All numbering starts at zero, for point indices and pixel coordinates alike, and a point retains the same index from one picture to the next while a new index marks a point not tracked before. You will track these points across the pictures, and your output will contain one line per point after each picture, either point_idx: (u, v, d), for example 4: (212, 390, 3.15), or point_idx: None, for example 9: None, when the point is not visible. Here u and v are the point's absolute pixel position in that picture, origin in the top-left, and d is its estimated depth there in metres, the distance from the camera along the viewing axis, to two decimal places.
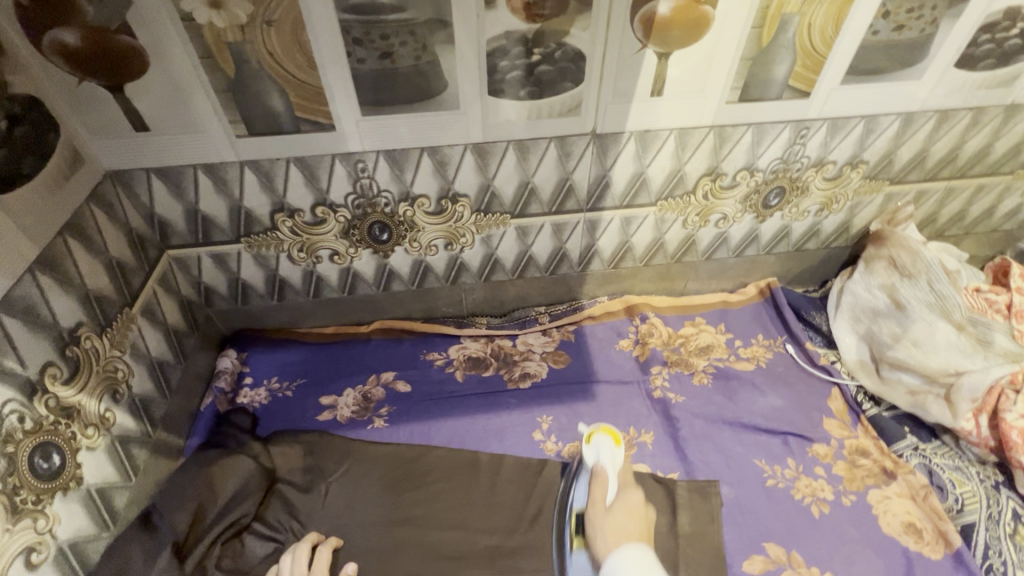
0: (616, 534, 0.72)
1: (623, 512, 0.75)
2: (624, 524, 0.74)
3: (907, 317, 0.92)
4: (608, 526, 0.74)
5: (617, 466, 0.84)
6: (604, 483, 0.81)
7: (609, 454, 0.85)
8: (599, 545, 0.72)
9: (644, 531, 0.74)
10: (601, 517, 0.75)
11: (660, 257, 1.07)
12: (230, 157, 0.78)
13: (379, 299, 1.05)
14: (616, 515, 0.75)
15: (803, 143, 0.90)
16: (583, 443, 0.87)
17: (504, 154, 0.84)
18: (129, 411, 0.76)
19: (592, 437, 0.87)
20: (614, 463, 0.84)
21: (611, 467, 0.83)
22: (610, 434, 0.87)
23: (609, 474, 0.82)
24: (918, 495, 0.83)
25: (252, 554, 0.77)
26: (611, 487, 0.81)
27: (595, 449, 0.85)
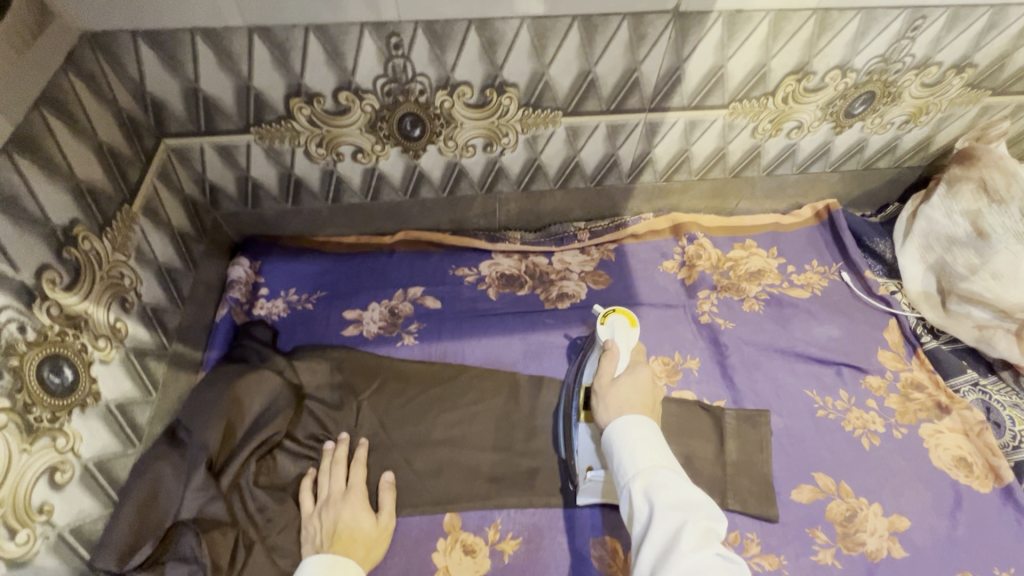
0: (619, 406, 0.65)
1: (629, 386, 0.67)
2: (629, 398, 0.66)
3: (989, 248, 0.84)
4: (612, 397, 0.67)
5: (630, 346, 0.75)
6: (615, 357, 0.72)
7: (624, 334, 0.75)
8: (601, 414, 0.67)
9: (652, 407, 0.66)
10: (605, 390, 0.69)
11: (718, 170, 0.96)
12: (235, 21, 0.63)
13: (405, 207, 0.94)
14: (621, 386, 0.68)
15: (913, 37, 0.77)
16: (598, 320, 0.78)
17: (566, 34, 0.69)
18: (142, 321, 0.68)
19: (608, 316, 0.78)
20: (629, 344, 0.75)
21: (623, 346, 0.74)
22: (627, 317, 0.77)
23: (621, 351, 0.73)
24: (972, 430, 0.81)
25: (285, 471, 0.75)
26: (621, 363, 0.73)
27: (610, 328, 0.77)
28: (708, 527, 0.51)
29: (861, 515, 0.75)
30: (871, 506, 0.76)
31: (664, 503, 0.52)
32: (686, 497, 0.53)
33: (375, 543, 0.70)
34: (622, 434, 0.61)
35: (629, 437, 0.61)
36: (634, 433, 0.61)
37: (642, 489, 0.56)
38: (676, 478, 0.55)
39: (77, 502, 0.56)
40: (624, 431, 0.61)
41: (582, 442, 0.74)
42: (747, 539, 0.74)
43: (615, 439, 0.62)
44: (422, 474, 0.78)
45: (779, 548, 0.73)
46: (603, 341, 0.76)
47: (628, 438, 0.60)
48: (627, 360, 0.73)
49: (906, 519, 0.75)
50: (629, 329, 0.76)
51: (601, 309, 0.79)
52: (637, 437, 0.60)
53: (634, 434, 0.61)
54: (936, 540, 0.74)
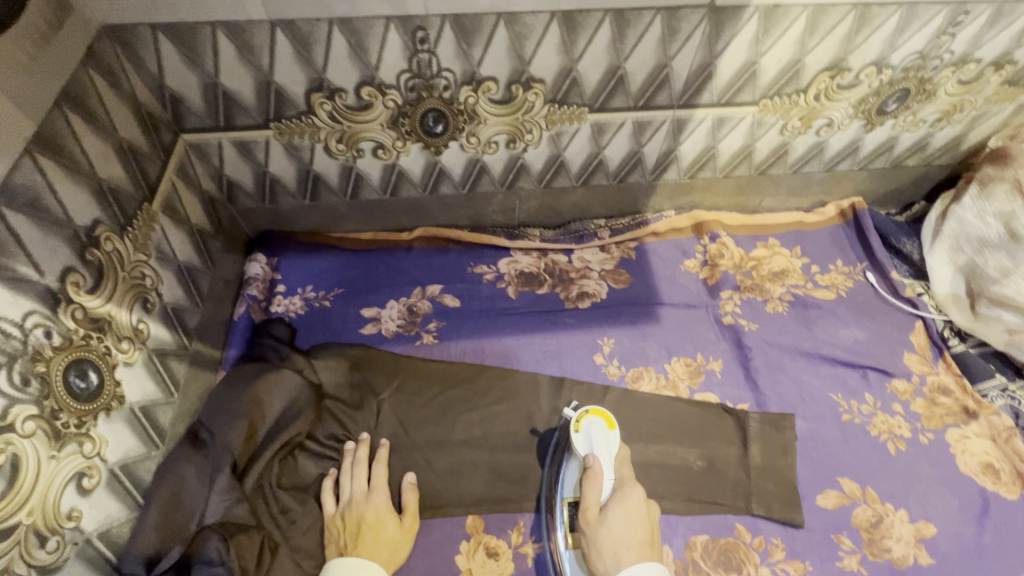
0: (616, 550, 0.62)
1: (622, 521, 0.64)
2: (624, 536, 0.63)
3: (1020, 250, 0.81)
4: (606, 538, 0.63)
5: (612, 455, 0.71)
6: (598, 480, 0.68)
7: (603, 442, 0.71)
8: (598, 560, 0.62)
9: (651, 539, 0.64)
10: (597, 529, 0.64)
11: (743, 167, 0.94)
12: (257, 14, 0.61)
13: (424, 203, 0.93)
14: (615, 524, 0.64)
15: (953, 33, 0.74)
16: (572, 430, 0.72)
17: (597, 29, 0.67)
18: (163, 321, 0.67)
19: (582, 423, 0.73)
20: (609, 453, 0.71)
21: (606, 460, 0.70)
22: (605, 419, 0.73)
23: (603, 468, 0.69)
24: (1000, 436, 0.80)
25: (307, 473, 0.75)
26: (606, 485, 0.69)
27: (586, 438, 0.72)
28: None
29: (887, 521, 0.74)
30: (897, 512, 0.75)
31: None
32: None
33: (399, 544, 0.70)
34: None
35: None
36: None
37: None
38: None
39: (105, 507, 0.55)
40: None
41: (571, 571, 0.68)
42: (772, 544, 0.73)
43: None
44: (443, 475, 0.78)
45: (804, 554, 0.72)
46: (582, 456, 0.71)
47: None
48: (610, 478, 0.69)
49: (933, 525, 0.74)
50: (607, 433, 0.72)
51: (574, 416, 0.74)
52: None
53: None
54: (962, 547, 0.73)
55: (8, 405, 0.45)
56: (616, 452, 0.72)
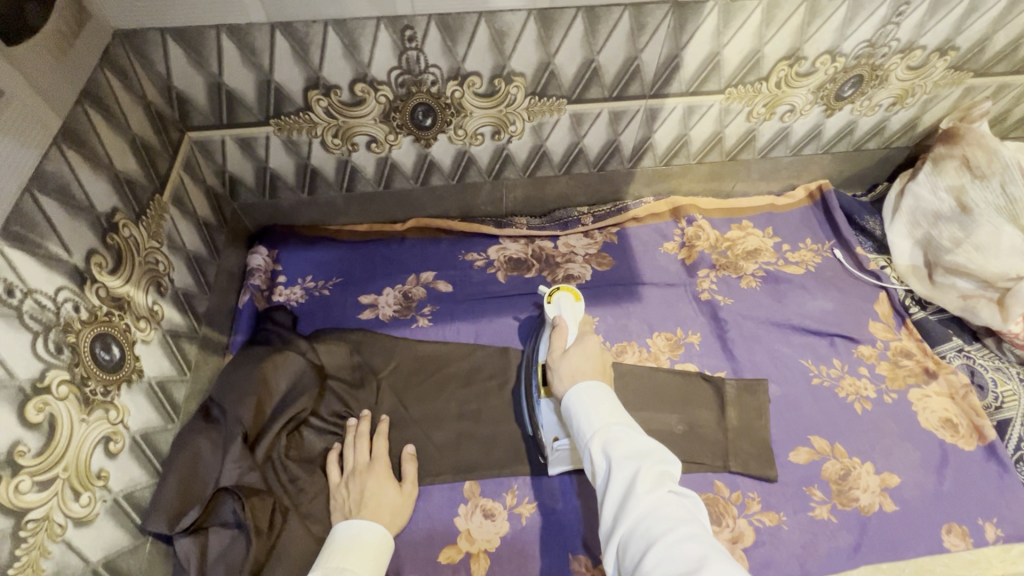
0: (572, 374, 0.69)
1: (578, 354, 0.71)
2: (580, 364, 0.69)
3: (971, 221, 0.89)
4: (564, 368, 0.70)
5: (577, 318, 0.82)
6: (564, 331, 0.77)
7: (570, 309, 0.82)
8: (557, 386, 0.69)
9: (603, 368, 0.70)
10: (558, 362, 0.72)
11: (715, 153, 1.00)
12: (258, 17, 0.66)
13: (416, 195, 0.98)
14: (572, 356, 0.71)
15: (898, 22, 0.81)
16: (544, 301, 0.85)
17: (571, 24, 0.73)
18: (175, 304, 0.72)
19: (554, 295, 0.85)
20: (574, 317, 0.81)
21: (572, 320, 0.80)
22: (570, 293, 0.86)
23: (569, 325, 0.79)
24: (958, 394, 0.86)
25: (311, 446, 0.80)
26: (570, 336, 0.77)
27: (557, 306, 0.83)
28: (664, 471, 0.53)
29: (854, 474, 0.80)
30: (864, 465, 0.81)
31: (620, 454, 0.54)
32: (639, 446, 0.55)
33: (400, 509, 0.75)
34: (577, 398, 0.64)
35: (583, 400, 0.63)
36: (588, 395, 0.63)
37: (600, 443, 0.57)
38: (630, 431, 0.57)
39: (129, 471, 0.60)
40: (579, 395, 0.64)
41: (546, 417, 0.77)
42: (748, 498, 0.79)
43: (573, 407, 0.64)
44: (442, 446, 0.83)
45: (778, 506, 0.78)
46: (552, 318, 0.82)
47: (585, 403, 0.62)
48: (574, 330, 0.78)
49: (896, 476, 0.80)
50: (574, 304, 0.84)
51: (546, 291, 0.86)
52: (592, 401, 0.62)
53: (588, 398, 0.63)
54: (924, 495, 0.79)
55: (45, 370, 0.50)
56: (582, 315, 0.83)
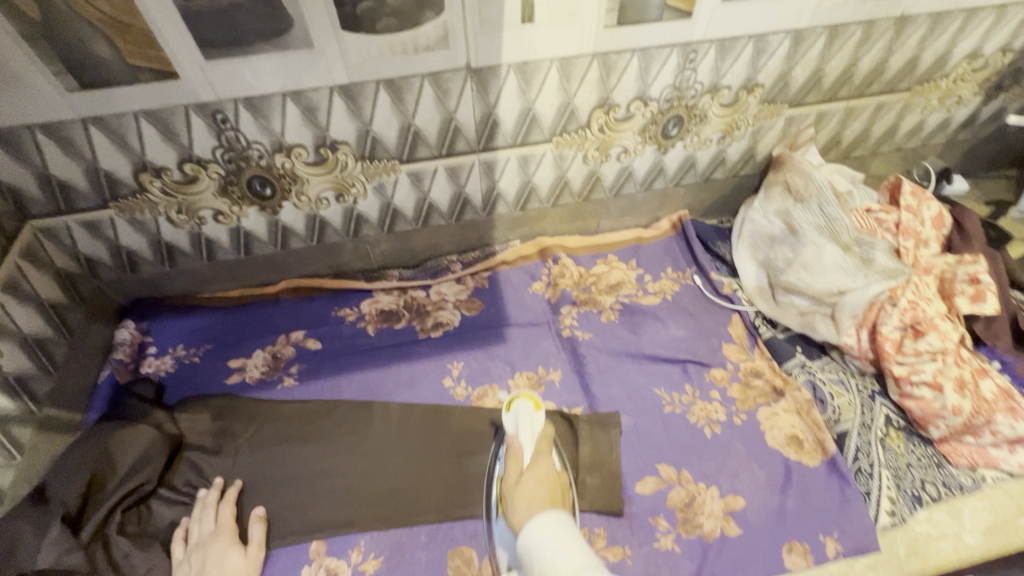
0: (528, 504, 0.68)
1: (532, 483, 0.71)
2: (535, 493, 0.69)
3: (799, 242, 0.93)
4: (520, 498, 0.69)
5: (535, 432, 0.80)
6: (519, 452, 0.78)
7: (527, 421, 0.81)
8: (512, 517, 0.68)
9: (553, 498, 0.69)
10: (513, 492, 0.71)
11: (566, 196, 1.05)
12: (68, 115, 0.71)
13: (281, 258, 1.02)
14: (526, 485, 0.71)
15: (693, 68, 0.87)
16: (504, 412, 0.84)
17: (376, 95, 0.79)
18: (3, 391, 0.74)
19: (512, 405, 0.84)
20: (532, 431, 0.80)
21: (529, 435, 0.80)
22: (531, 401, 0.84)
23: (523, 442, 0.79)
24: (803, 409, 0.88)
25: (160, 518, 0.79)
26: (526, 455, 0.78)
27: (514, 418, 0.82)
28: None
29: (699, 500, 0.81)
30: (709, 490, 0.82)
31: None
32: None
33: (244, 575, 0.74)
34: (539, 537, 0.61)
35: (552, 538, 0.61)
36: (552, 533, 0.61)
37: None
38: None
39: None
40: (532, 536, 0.62)
41: (502, 536, 0.77)
42: (595, 534, 0.79)
43: (539, 543, 0.61)
44: (293, 508, 0.83)
45: (623, 540, 0.78)
46: (509, 435, 0.81)
47: (553, 540, 0.60)
48: (531, 449, 0.78)
49: (741, 498, 0.81)
50: (533, 413, 0.82)
51: (507, 400, 0.85)
52: (562, 541, 0.60)
53: (557, 536, 0.61)
54: (768, 515, 0.79)
55: None
56: (540, 428, 0.81)
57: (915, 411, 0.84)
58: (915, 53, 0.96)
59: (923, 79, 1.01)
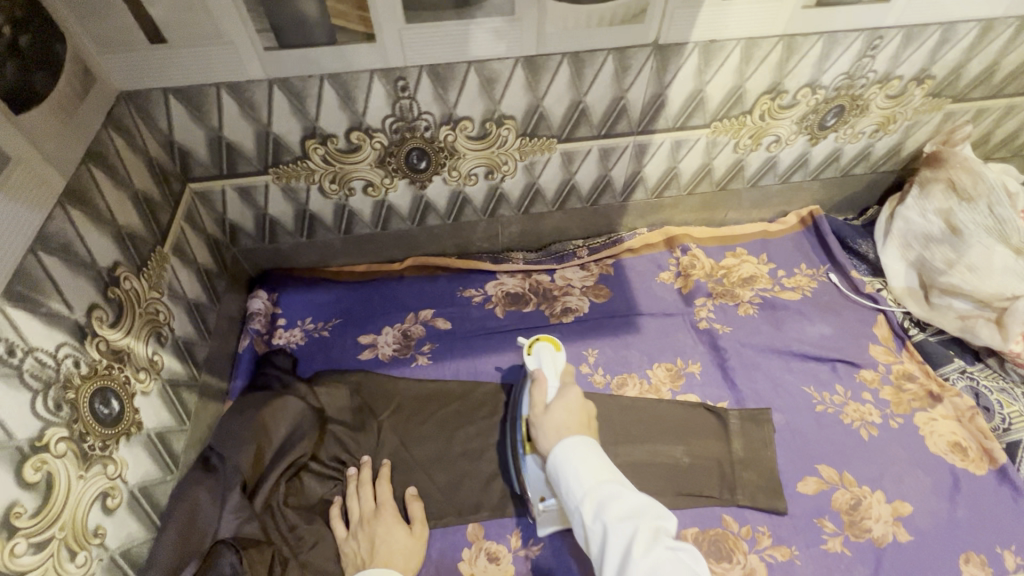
0: (555, 430, 0.68)
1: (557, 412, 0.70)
2: (563, 419, 0.69)
3: (962, 243, 0.89)
4: (548, 423, 0.69)
5: (558, 369, 0.78)
6: (545, 384, 0.75)
7: (550, 358, 0.79)
8: (541, 442, 0.69)
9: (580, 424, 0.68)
10: (541, 419, 0.70)
11: (705, 184, 1.02)
12: (257, 75, 0.69)
13: (413, 234, 1.00)
14: (554, 411, 0.70)
15: (873, 55, 0.83)
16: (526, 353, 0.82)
17: (557, 69, 0.76)
18: (175, 353, 0.72)
19: (533, 346, 0.82)
20: (555, 367, 0.78)
21: (551, 370, 0.77)
22: (551, 342, 0.82)
23: (548, 375, 0.76)
24: (964, 416, 0.85)
25: (312, 492, 0.79)
26: (552, 388, 0.75)
27: (536, 357, 0.80)
28: (658, 528, 0.56)
29: (865, 503, 0.78)
30: (875, 493, 0.79)
31: (616, 517, 0.56)
32: (631, 505, 0.57)
33: (413, 550, 0.73)
34: (563, 458, 0.64)
35: (572, 459, 0.63)
36: (575, 455, 0.63)
37: (593, 505, 0.59)
38: (619, 489, 0.59)
39: (126, 527, 0.59)
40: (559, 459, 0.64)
41: (532, 475, 0.74)
42: (759, 532, 0.77)
43: (559, 463, 0.64)
44: (444, 487, 0.82)
45: (789, 539, 0.76)
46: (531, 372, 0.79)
47: (572, 460, 0.63)
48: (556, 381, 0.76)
49: (909, 504, 0.78)
50: (554, 353, 0.81)
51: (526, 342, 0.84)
52: (577, 462, 0.62)
53: (573, 460, 0.63)
54: (938, 523, 0.77)
55: (44, 427, 0.50)
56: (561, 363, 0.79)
57: None
58: None
59: None
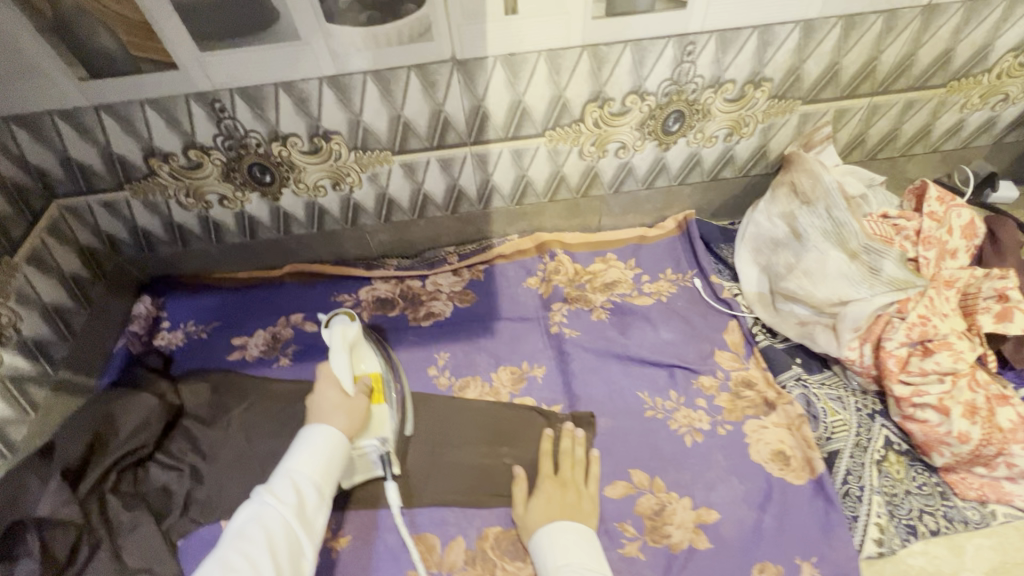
0: (333, 414, 0.73)
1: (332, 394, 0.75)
2: (342, 408, 0.74)
3: (802, 247, 0.88)
4: (329, 405, 0.74)
5: (349, 340, 0.79)
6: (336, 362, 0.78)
7: (341, 332, 0.79)
8: (316, 419, 0.73)
9: (358, 409, 0.75)
10: (323, 401, 0.74)
11: (563, 190, 1.04)
12: (82, 103, 0.77)
13: (284, 242, 1.06)
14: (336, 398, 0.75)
15: (691, 61, 0.84)
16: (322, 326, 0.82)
17: (364, 86, 0.81)
18: (21, 352, 0.82)
19: (330, 319, 0.82)
20: (346, 341, 0.79)
21: (343, 342, 0.78)
22: (347, 313, 0.83)
23: (341, 348, 0.78)
24: (794, 425, 0.83)
25: (153, 481, 0.83)
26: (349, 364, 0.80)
27: (330, 330, 0.81)
28: None
29: (669, 509, 0.78)
30: (681, 500, 0.79)
31: None
32: None
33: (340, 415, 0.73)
34: (559, 533, 0.71)
35: (551, 539, 0.71)
36: (570, 532, 0.71)
37: None
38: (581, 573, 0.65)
39: None
40: (315, 439, 0.69)
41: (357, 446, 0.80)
42: None
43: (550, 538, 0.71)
44: None
45: None
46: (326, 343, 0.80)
47: (570, 537, 0.70)
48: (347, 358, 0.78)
49: (715, 511, 0.77)
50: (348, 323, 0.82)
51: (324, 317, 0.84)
52: (559, 544, 0.70)
53: (563, 539, 0.70)
54: (743, 532, 0.76)
55: None
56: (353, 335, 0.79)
57: (918, 435, 0.77)
58: (946, 47, 0.88)
59: (960, 74, 0.93)
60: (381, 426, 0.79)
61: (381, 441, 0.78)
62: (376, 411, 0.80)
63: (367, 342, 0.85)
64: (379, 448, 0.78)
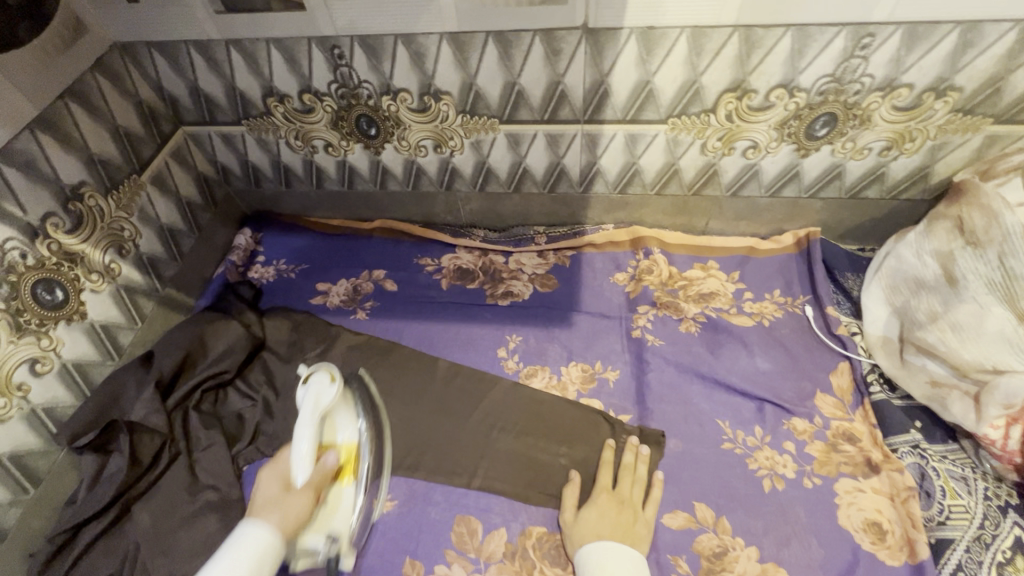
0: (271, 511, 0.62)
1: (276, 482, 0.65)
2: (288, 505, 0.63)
3: (955, 296, 0.74)
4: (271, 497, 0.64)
5: (319, 412, 0.66)
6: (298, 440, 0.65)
7: (314, 397, 0.66)
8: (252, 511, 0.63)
9: (302, 506, 0.64)
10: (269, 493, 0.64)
11: (674, 186, 0.95)
12: (214, 35, 0.79)
13: (378, 197, 1.06)
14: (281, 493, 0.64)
15: (863, 56, 0.71)
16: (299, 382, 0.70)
17: (484, 47, 0.76)
18: (136, 265, 0.89)
19: (309, 374, 0.69)
20: (317, 409, 0.66)
21: (312, 410, 0.65)
22: (330, 372, 0.69)
23: (303, 419, 0.65)
24: (898, 496, 0.72)
25: (230, 406, 0.88)
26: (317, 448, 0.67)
27: (304, 389, 0.68)
28: None
29: (731, 556, 0.71)
30: (746, 549, 0.71)
31: None
32: None
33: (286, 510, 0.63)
34: (612, 552, 0.67)
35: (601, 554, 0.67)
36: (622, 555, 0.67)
37: None
38: None
39: (52, 390, 0.77)
40: (242, 538, 0.59)
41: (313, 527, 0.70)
42: None
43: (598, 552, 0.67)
44: None
45: None
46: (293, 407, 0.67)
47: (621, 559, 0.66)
48: (314, 435, 0.65)
49: (784, 571, 0.69)
50: (326, 387, 0.67)
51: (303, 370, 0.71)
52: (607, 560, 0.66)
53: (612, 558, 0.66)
54: None
55: None
56: (327, 405, 0.66)
57: None
58: None
59: None
60: (335, 518, 0.69)
61: (328, 538, 0.68)
62: (336, 492, 0.69)
63: (346, 404, 0.72)
64: (325, 546, 0.68)
